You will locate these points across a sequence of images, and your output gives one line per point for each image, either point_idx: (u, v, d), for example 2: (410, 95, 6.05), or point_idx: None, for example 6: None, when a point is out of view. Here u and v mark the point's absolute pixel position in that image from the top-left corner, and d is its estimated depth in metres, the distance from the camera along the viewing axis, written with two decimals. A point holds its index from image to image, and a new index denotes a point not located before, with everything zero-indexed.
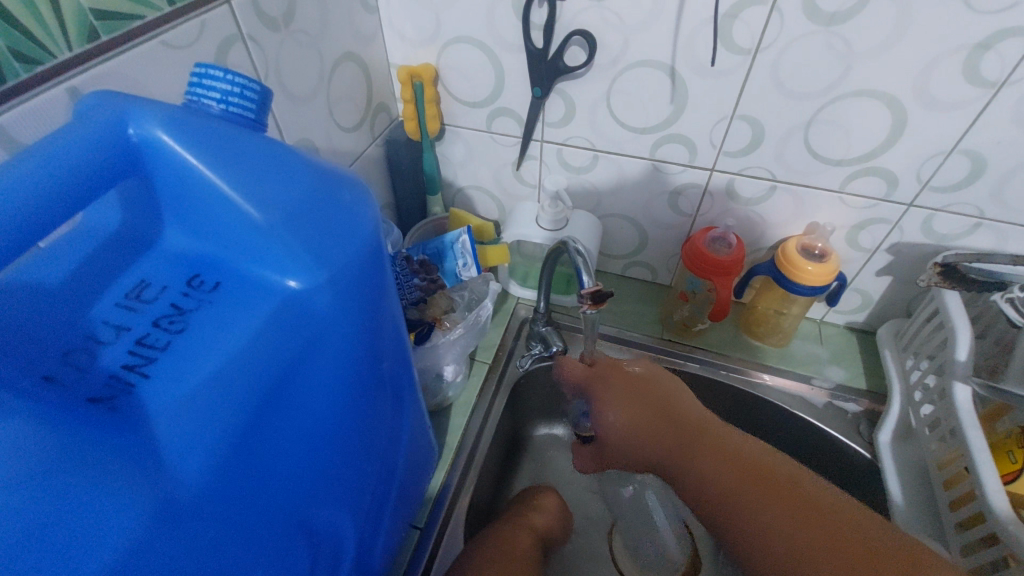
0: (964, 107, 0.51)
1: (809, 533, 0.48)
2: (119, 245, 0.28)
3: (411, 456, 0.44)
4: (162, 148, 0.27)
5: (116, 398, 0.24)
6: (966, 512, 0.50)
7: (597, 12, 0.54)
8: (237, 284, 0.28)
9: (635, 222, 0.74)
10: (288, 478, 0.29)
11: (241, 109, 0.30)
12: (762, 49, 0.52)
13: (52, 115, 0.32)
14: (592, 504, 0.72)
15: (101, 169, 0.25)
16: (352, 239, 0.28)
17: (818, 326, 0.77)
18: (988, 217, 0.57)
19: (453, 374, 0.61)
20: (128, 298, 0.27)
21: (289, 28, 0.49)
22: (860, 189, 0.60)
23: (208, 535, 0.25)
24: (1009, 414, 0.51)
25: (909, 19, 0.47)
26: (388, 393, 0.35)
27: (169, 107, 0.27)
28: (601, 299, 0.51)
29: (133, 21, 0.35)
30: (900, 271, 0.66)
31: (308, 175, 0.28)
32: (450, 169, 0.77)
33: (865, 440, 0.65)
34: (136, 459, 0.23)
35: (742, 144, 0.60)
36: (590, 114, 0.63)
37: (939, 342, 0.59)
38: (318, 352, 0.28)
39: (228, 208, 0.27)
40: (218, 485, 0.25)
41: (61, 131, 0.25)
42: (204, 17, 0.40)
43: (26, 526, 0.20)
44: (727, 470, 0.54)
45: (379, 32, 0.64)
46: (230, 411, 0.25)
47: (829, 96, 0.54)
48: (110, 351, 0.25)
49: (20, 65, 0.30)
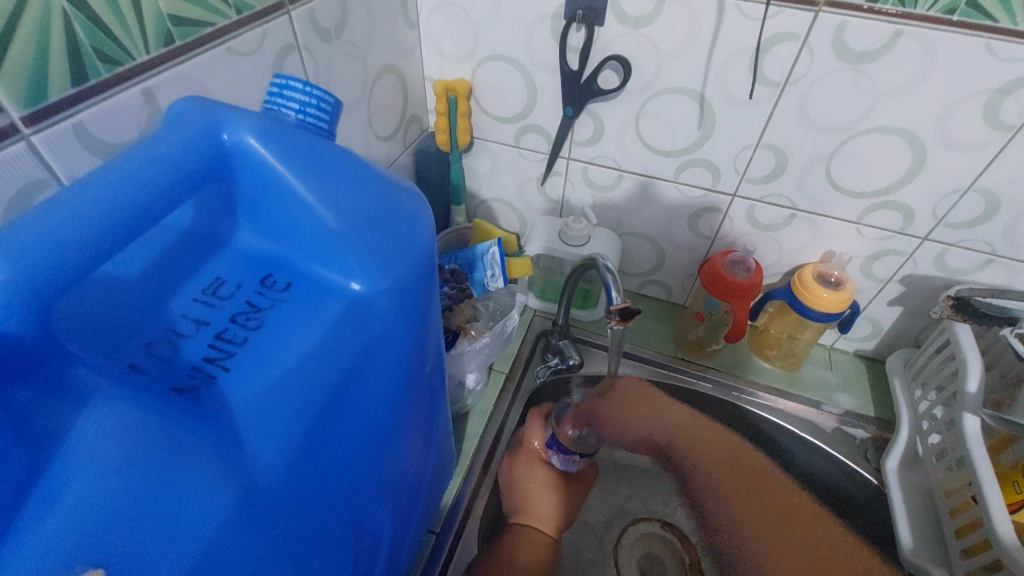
0: (982, 148, 0.53)
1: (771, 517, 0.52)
2: (194, 244, 0.29)
3: (438, 458, 0.45)
4: (250, 153, 0.28)
5: (198, 388, 0.25)
6: (972, 541, 0.51)
7: (633, 39, 0.56)
8: (308, 286, 0.30)
9: (654, 242, 0.75)
10: (346, 476, 0.29)
11: (316, 119, 0.32)
12: (790, 83, 0.55)
13: (126, 113, 0.33)
14: (607, 525, 0.73)
15: (196, 169, 0.27)
16: (412, 247, 0.29)
17: (828, 352, 0.78)
18: (1000, 253, 0.59)
19: (475, 382, 0.62)
20: (205, 294, 0.28)
21: (340, 40, 0.51)
22: (877, 221, 0.62)
23: (281, 523, 0.25)
24: (1014, 445, 0.52)
25: (933, 64, 0.49)
26: (428, 395, 0.36)
27: (257, 115, 0.29)
28: (629, 316, 0.52)
29: (205, 27, 0.37)
30: (911, 302, 0.68)
31: (377, 185, 0.29)
32: (475, 180, 0.79)
33: (872, 466, 0.65)
34: (222, 448, 0.24)
35: (765, 172, 0.62)
36: (618, 135, 0.65)
37: (949, 373, 0.60)
38: (378, 354, 0.29)
39: (305, 212, 0.29)
40: (292, 478, 0.26)
41: (160, 136, 0.26)
42: (266, 26, 0.42)
43: (128, 508, 0.21)
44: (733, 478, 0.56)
45: (417, 46, 0.66)
46: (302, 407, 0.26)
47: (852, 131, 0.56)
48: (192, 343, 0.26)
49: (102, 65, 0.31)
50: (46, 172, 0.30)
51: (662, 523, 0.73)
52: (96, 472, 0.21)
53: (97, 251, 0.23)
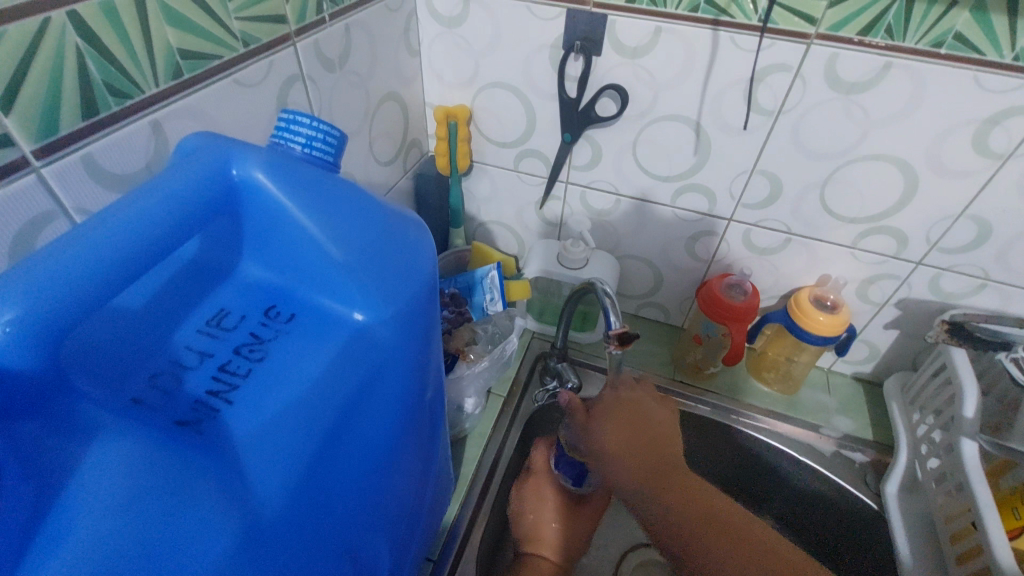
0: (973, 175, 0.54)
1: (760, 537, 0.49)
2: (201, 276, 0.30)
3: (438, 484, 0.44)
4: (258, 189, 0.29)
5: (202, 422, 0.25)
6: (972, 567, 0.50)
7: (629, 68, 0.58)
8: (312, 316, 0.30)
9: (652, 265, 0.76)
10: (347, 507, 0.29)
11: (322, 152, 0.32)
12: (784, 112, 0.56)
13: (134, 145, 0.34)
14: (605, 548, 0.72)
15: (206, 204, 0.27)
16: (414, 277, 0.29)
17: (825, 375, 0.78)
18: (994, 278, 0.60)
19: (473, 406, 0.62)
20: (209, 325, 0.29)
21: (343, 69, 0.52)
22: (872, 245, 0.63)
23: (283, 556, 0.25)
24: (1011, 470, 0.52)
25: (922, 95, 0.50)
26: (428, 423, 0.36)
27: (265, 151, 0.29)
28: (628, 340, 0.52)
29: (213, 60, 0.38)
30: (906, 326, 0.69)
31: (382, 216, 0.30)
32: (474, 204, 0.80)
33: (872, 491, 0.65)
34: (225, 482, 0.24)
35: (760, 197, 0.63)
36: (616, 161, 0.66)
37: (947, 397, 0.60)
38: (382, 384, 0.29)
39: (310, 245, 0.29)
40: (294, 512, 0.26)
41: (170, 173, 0.27)
42: (272, 58, 0.43)
43: (135, 545, 0.21)
44: (691, 516, 0.48)
45: (419, 73, 0.67)
46: (306, 438, 0.26)
47: (844, 158, 0.57)
48: (196, 376, 0.27)
49: (112, 98, 0.32)
50: (55, 205, 0.31)
51: (659, 549, 0.73)
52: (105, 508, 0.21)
53: (109, 286, 0.23)
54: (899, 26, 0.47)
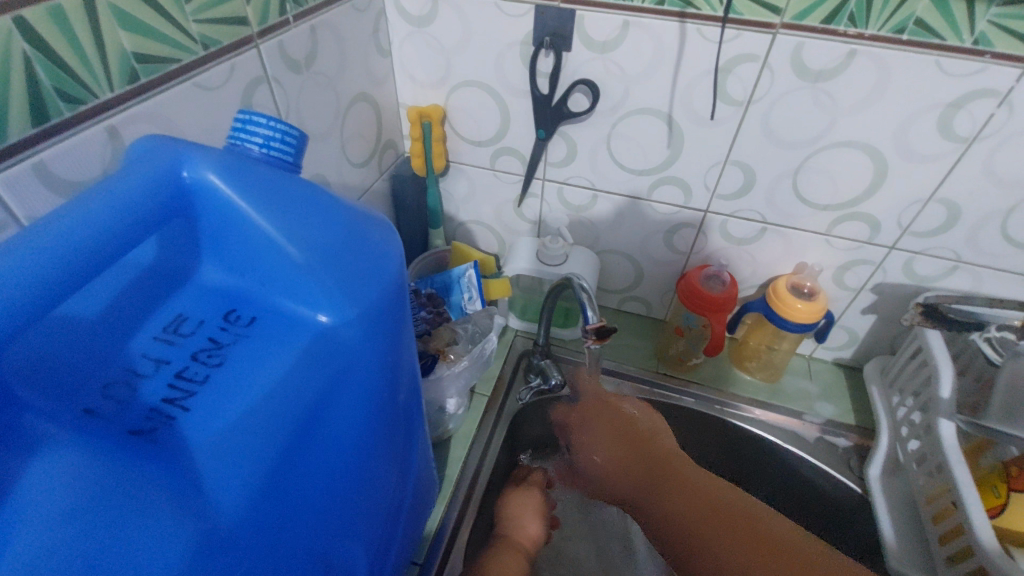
0: (940, 158, 0.54)
1: (685, 506, 0.58)
2: (155, 281, 0.29)
3: (418, 485, 0.44)
4: (211, 190, 0.29)
5: (157, 430, 0.25)
6: (956, 547, 0.51)
7: (601, 63, 0.58)
8: (272, 319, 0.29)
9: (632, 259, 0.76)
10: (313, 511, 0.29)
11: (281, 153, 0.32)
12: (754, 101, 0.56)
13: (89, 151, 0.33)
14: (579, 526, 0.76)
15: (154, 209, 0.27)
16: (378, 278, 0.29)
17: (807, 362, 0.79)
18: (966, 260, 0.61)
19: (456, 406, 0.62)
20: (166, 331, 0.29)
21: (310, 70, 0.51)
22: (845, 232, 0.64)
23: (244, 563, 0.26)
24: (991, 449, 0.52)
25: (887, 81, 0.51)
26: (403, 423, 0.36)
27: (218, 153, 0.29)
28: (604, 334, 0.52)
29: (169, 64, 0.37)
30: (884, 310, 0.69)
31: (342, 215, 0.29)
32: (453, 204, 0.79)
33: (855, 475, 0.66)
34: (179, 492, 0.24)
35: (734, 188, 0.64)
36: (592, 156, 0.66)
37: (923, 379, 0.61)
38: (345, 387, 0.29)
39: (268, 246, 0.29)
40: (254, 518, 0.26)
41: (115, 179, 0.26)
42: (234, 61, 0.42)
43: (86, 556, 0.22)
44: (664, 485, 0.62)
45: (391, 74, 0.67)
46: (264, 445, 0.26)
47: (814, 146, 0.58)
48: (151, 384, 0.27)
49: (64, 104, 0.31)
50: (5, 213, 0.30)
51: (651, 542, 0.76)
52: (51, 522, 0.22)
53: (49, 299, 0.22)
54: (862, 13, 0.48)
